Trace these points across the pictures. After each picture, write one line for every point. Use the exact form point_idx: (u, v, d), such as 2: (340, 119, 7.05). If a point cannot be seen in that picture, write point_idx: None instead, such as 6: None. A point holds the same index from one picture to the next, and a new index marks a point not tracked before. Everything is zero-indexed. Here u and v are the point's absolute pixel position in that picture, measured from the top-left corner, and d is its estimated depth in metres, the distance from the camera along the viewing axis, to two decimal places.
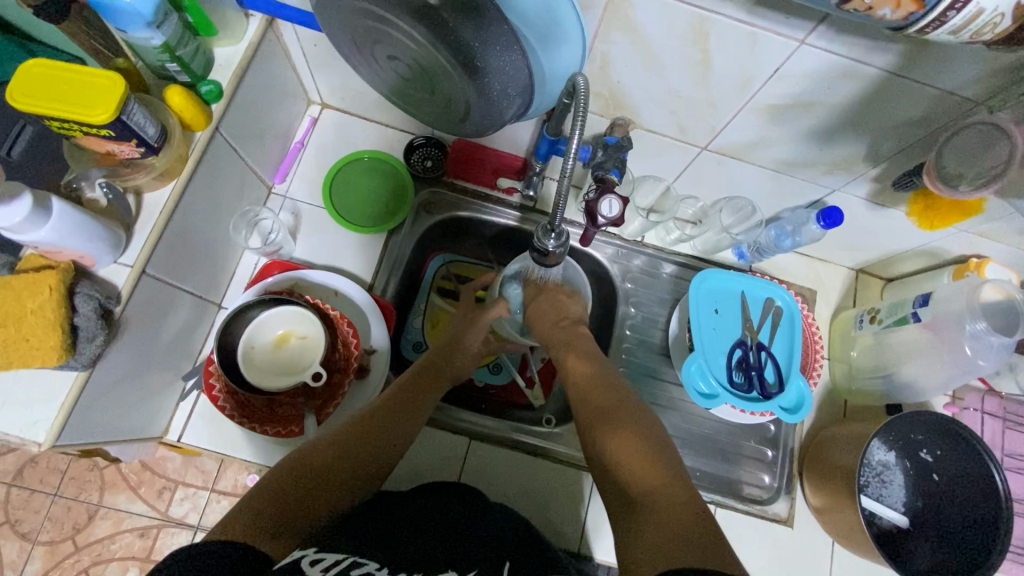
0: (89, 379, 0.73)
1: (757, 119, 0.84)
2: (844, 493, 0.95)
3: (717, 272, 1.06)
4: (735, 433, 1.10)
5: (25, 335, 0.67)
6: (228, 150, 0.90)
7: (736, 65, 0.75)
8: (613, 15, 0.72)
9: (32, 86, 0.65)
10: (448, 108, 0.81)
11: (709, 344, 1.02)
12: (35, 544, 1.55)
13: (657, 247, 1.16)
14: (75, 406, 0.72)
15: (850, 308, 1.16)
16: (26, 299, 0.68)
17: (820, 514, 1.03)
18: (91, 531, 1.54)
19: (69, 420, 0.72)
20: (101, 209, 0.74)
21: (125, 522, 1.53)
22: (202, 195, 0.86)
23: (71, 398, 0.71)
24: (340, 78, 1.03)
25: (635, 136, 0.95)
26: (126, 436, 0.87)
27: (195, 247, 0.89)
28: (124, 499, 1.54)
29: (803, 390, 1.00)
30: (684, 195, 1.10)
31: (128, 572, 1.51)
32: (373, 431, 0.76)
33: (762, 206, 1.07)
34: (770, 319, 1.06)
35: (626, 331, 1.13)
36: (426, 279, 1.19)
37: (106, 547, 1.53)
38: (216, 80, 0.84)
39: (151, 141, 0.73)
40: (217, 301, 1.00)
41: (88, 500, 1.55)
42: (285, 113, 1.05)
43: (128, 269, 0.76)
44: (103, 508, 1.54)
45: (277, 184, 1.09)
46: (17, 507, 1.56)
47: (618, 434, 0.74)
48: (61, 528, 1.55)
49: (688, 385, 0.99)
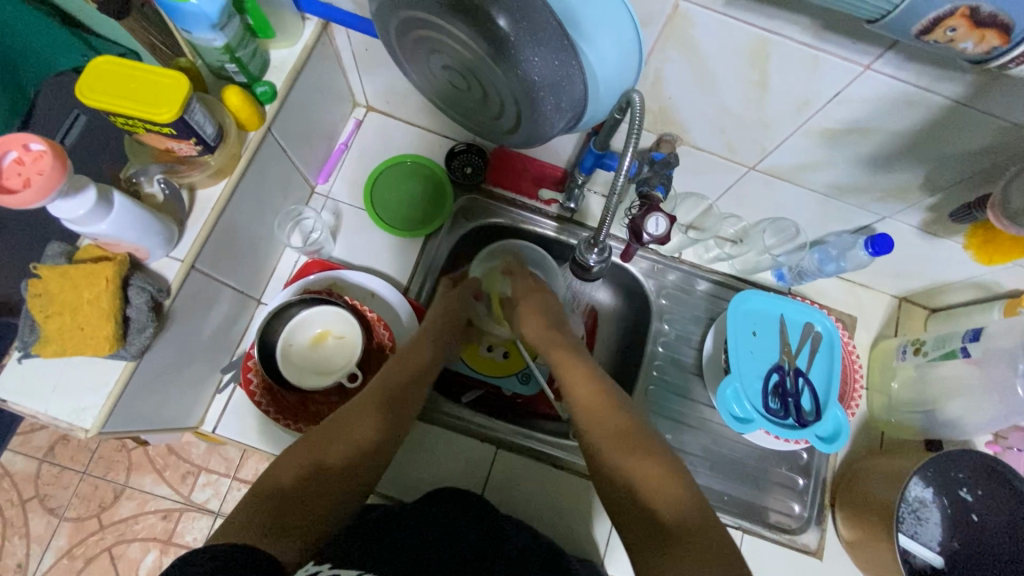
0: (136, 370, 0.75)
1: (810, 142, 0.82)
2: (879, 529, 0.92)
3: (758, 293, 1.04)
4: (766, 458, 1.08)
5: (80, 324, 0.69)
6: (277, 150, 0.92)
7: (794, 88, 0.73)
8: (672, 33, 0.72)
9: (99, 81, 0.67)
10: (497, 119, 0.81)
11: (747, 366, 1.00)
12: (61, 519, 1.58)
13: (693, 263, 1.15)
14: (121, 395, 0.74)
15: (892, 337, 1.13)
16: (83, 286, 0.69)
17: (852, 548, 1.00)
18: (116, 511, 1.57)
19: (116, 408, 0.74)
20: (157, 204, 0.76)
21: (149, 503, 1.57)
22: (250, 193, 0.88)
23: (117, 387, 0.73)
24: (387, 82, 1.04)
25: (681, 153, 0.94)
26: (164, 425, 0.89)
27: (240, 243, 0.90)
28: (150, 480, 1.57)
29: (840, 418, 0.98)
30: (727, 213, 1.08)
31: (149, 553, 1.54)
32: (350, 433, 0.75)
33: (807, 229, 1.05)
34: (809, 344, 1.04)
35: (658, 347, 1.11)
36: None
37: (129, 527, 1.56)
38: (271, 82, 0.86)
39: (208, 140, 0.74)
40: (257, 297, 1.01)
41: (115, 480, 1.59)
42: (332, 114, 1.07)
43: (179, 263, 0.77)
44: (128, 489, 1.58)
45: (320, 184, 1.11)
46: (48, 482, 1.61)
47: (633, 457, 0.72)
48: (88, 506, 1.58)
49: (722, 407, 0.97)
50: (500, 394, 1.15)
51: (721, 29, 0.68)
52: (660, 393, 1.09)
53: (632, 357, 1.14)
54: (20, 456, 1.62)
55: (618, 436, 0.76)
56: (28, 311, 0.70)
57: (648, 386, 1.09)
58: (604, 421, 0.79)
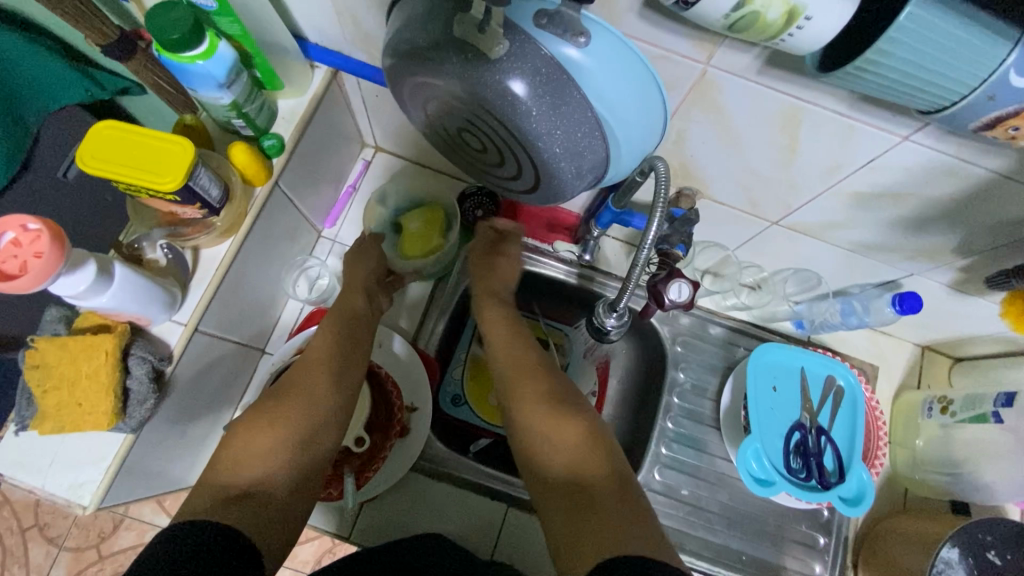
0: (135, 442, 0.72)
1: (838, 202, 0.79)
2: None
3: (777, 346, 1.01)
4: (785, 515, 1.04)
5: (78, 399, 0.66)
6: (283, 201, 0.89)
7: (823, 152, 0.70)
8: (697, 97, 0.68)
9: (101, 149, 0.64)
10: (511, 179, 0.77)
11: (767, 424, 0.97)
12: (61, 549, 1.54)
13: (709, 310, 1.10)
14: (120, 468, 0.71)
15: (914, 388, 1.09)
16: (82, 360, 0.66)
17: None
18: (115, 541, 1.54)
19: (114, 481, 0.71)
20: (160, 270, 0.73)
21: (148, 534, 1.53)
22: (254, 248, 0.85)
23: (117, 462, 0.70)
24: (397, 126, 1.01)
25: (701, 205, 0.91)
26: (165, 486, 0.86)
27: (245, 298, 0.88)
28: (149, 510, 1.54)
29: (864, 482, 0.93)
30: (746, 262, 1.05)
31: None
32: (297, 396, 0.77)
33: (829, 279, 1.02)
34: (831, 400, 1.01)
35: (674, 398, 1.07)
36: (468, 328, 1.15)
37: (129, 557, 1.53)
38: (279, 134, 0.83)
39: (214, 202, 0.71)
40: (262, 347, 0.98)
41: (114, 510, 1.55)
42: (340, 157, 1.04)
43: (182, 327, 0.74)
44: (128, 519, 1.55)
45: (327, 227, 1.08)
46: (46, 511, 1.56)
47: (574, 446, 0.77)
48: (87, 536, 1.55)
49: (743, 468, 0.94)
50: (510, 445, 1.10)
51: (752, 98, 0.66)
52: (675, 446, 1.05)
53: (646, 407, 1.10)
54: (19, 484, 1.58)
55: (567, 430, 0.78)
56: (25, 384, 0.68)
57: (663, 439, 1.05)
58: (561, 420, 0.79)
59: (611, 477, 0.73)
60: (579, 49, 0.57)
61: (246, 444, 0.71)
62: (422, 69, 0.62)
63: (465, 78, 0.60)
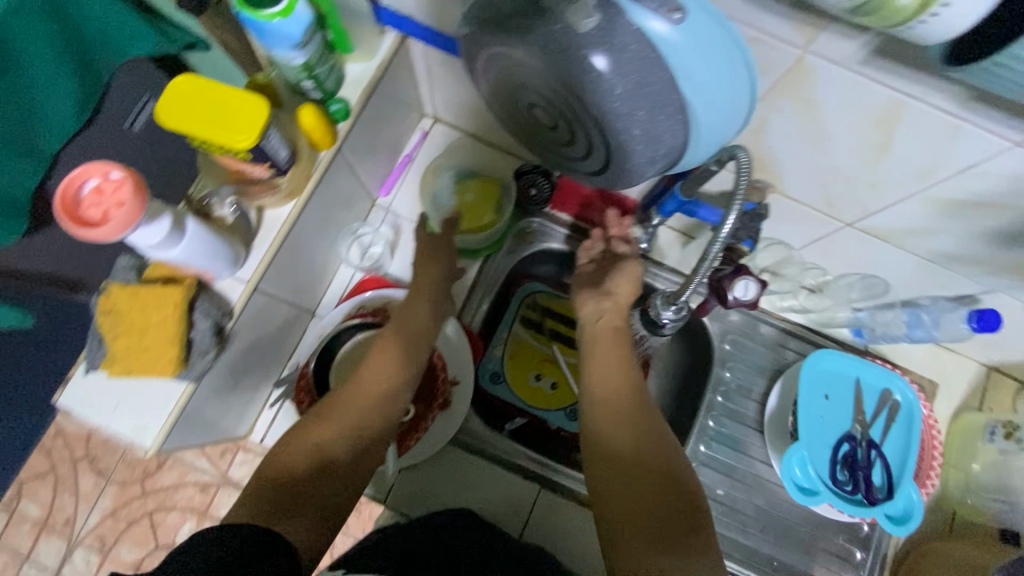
0: (195, 391, 0.74)
1: (925, 209, 0.74)
2: None
3: (834, 353, 0.97)
4: (822, 525, 1.02)
5: (146, 346, 0.69)
6: (343, 166, 0.89)
7: (919, 153, 0.66)
8: (787, 84, 0.64)
9: (179, 103, 0.64)
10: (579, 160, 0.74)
11: (815, 432, 0.95)
12: (108, 481, 1.60)
13: (763, 309, 1.07)
14: (180, 415, 0.74)
15: (975, 410, 1.04)
16: (152, 309, 0.69)
17: None
18: (158, 479, 1.59)
19: (174, 426, 0.74)
20: (227, 227, 0.73)
21: (189, 475, 1.57)
22: (314, 211, 0.85)
23: (178, 409, 0.73)
24: (459, 97, 1.00)
25: (770, 200, 0.87)
26: (216, 435, 0.89)
27: (301, 260, 0.89)
28: (191, 453, 1.61)
29: (912, 500, 0.91)
30: (810, 263, 1.00)
31: (185, 523, 1.56)
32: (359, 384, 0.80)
33: (897, 288, 0.97)
34: (885, 414, 0.97)
35: (717, 396, 1.05)
36: (512, 308, 1.14)
37: (170, 495, 1.57)
38: (345, 98, 0.82)
39: (281, 164, 0.71)
40: (312, 309, 1.00)
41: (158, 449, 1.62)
42: (399, 125, 1.03)
43: (243, 285, 0.76)
44: (171, 459, 1.61)
45: (382, 196, 1.08)
46: (97, 444, 1.62)
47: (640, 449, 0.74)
48: (132, 471, 1.60)
49: (786, 474, 0.92)
50: (545, 427, 1.10)
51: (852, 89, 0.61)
52: (714, 444, 1.03)
53: (687, 402, 1.08)
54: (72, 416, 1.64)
55: (635, 435, 0.75)
56: (97, 327, 0.70)
57: (702, 436, 1.03)
58: (628, 435, 0.75)
59: (675, 505, 0.68)
60: (672, 25, 0.54)
61: (314, 439, 0.73)
62: (501, 39, 0.60)
63: (547, 51, 0.57)
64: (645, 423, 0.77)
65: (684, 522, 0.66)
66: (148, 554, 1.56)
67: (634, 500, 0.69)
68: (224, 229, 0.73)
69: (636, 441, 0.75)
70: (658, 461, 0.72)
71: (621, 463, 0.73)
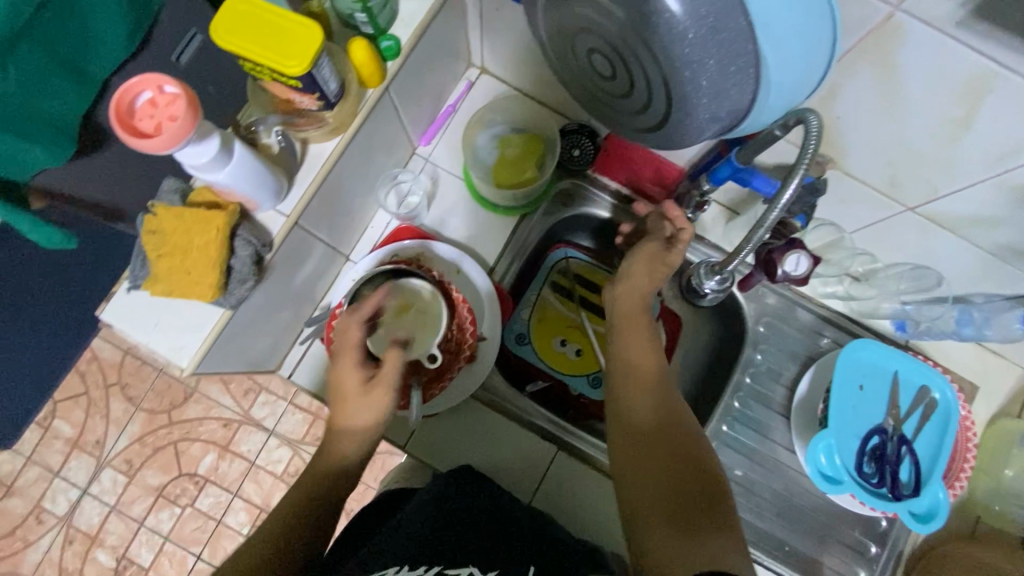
0: (231, 318, 0.75)
1: (998, 196, 0.70)
2: None
3: (872, 344, 0.94)
4: (839, 516, 1.00)
5: (188, 268, 0.69)
6: (389, 108, 0.87)
7: (1004, 133, 0.61)
8: (870, 46, 0.60)
9: (234, 23, 0.63)
10: (633, 116, 0.71)
11: (846, 422, 0.93)
12: (137, 408, 1.67)
13: (802, 294, 1.03)
14: (216, 340, 0.75)
15: (1014, 417, 1.00)
16: (195, 232, 0.69)
17: None
18: (185, 410, 1.66)
19: (210, 350, 0.75)
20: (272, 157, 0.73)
21: (213, 410, 1.66)
22: (357, 151, 0.84)
23: (212, 334, 0.74)
24: (510, 47, 0.96)
25: (829, 177, 0.82)
26: (248, 365, 0.91)
27: (340, 201, 0.89)
28: (216, 389, 1.67)
29: (939, 499, 0.88)
30: (861, 249, 0.95)
31: (207, 455, 1.64)
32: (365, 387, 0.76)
33: (950, 283, 0.92)
34: (921, 411, 0.94)
35: (745, 377, 1.03)
36: (543, 271, 1.12)
37: (195, 427, 1.65)
38: (397, 36, 0.80)
39: (330, 96, 0.70)
40: (346, 253, 1.01)
41: (186, 383, 1.68)
42: (446, 73, 1.00)
43: (284, 218, 0.76)
44: (197, 393, 1.67)
45: (423, 145, 1.06)
46: (129, 373, 1.69)
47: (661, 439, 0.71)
48: (160, 401, 1.67)
49: (810, 461, 0.92)
50: (565, 393, 1.10)
51: (939, 56, 0.57)
52: (736, 425, 1.02)
53: (712, 381, 1.06)
54: (107, 344, 1.70)
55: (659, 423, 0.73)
56: (142, 246, 0.71)
57: (725, 416, 1.02)
58: (642, 423, 0.74)
59: (691, 484, 0.66)
60: None
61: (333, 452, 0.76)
62: None
63: None
64: (661, 404, 0.75)
65: (700, 500, 0.65)
66: (171, 481, 1.63)
67: (653, 485, 0.67)
68: (273, 160, 0.73)
69: (653, 425, 0.73)
70: (674, 441, 0.71)
71: (641, 451, 0.71)
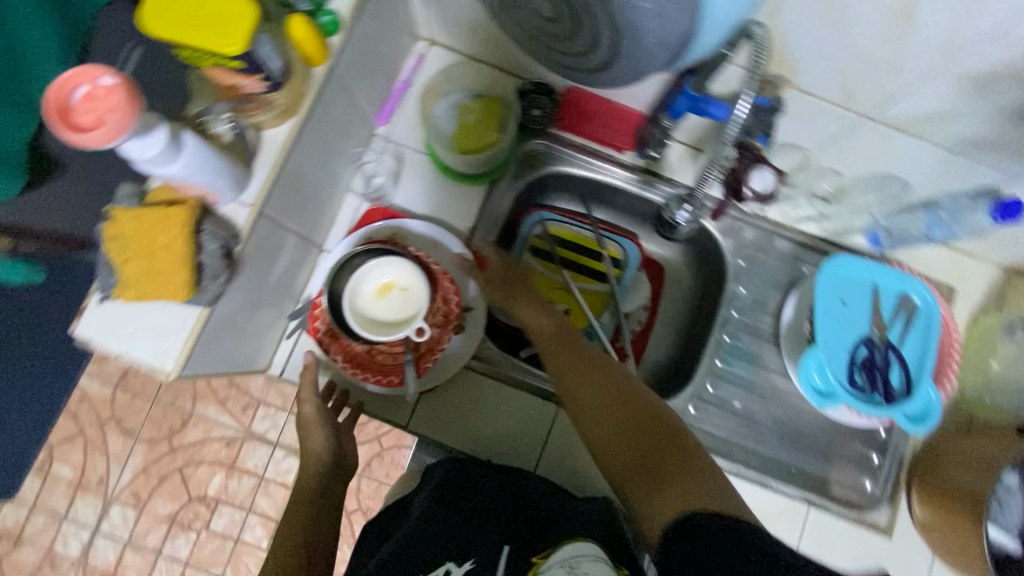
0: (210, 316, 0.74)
1: (949, 87, 0.71)
2: (964, 514, 0.86)
3: (851, 258, 0.95)
4: (838, 432, 1.03)
5: (156, 268, 0.68)
6: (340, 88, 0.86)
7: (945, 20, 0.62)
8: None
9: (164, 8, 0.62)
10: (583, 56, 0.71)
11: (832, 336, 0.95)
12: (136, 440, 1.65)
13: (778, 223, 1.04)
14: (197, 340, 0.74)
15: (993, 312, 1.02)
16: (159, 231, 0.68)
17: (925, 530, 0.94)
18: (185, 435, 1.64)
19: (193, 352, 0.74)
20: (225, 146, 0.71)
21: (213, 431, 1.64)
22: (314, 134, 0.83)
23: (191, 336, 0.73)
24: (455, 12, 0.95)
25: (786, 96, 0.83)
26: (237, 366, 0.90)
27: (305, 188, 0.87)
28: (213, 410, 1.65)
29: (931, 398, 0.89)
30: (828, 167, 0.96)
31: (214, 476, 1.62)
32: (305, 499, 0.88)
33: (916, 188, 0.94)
34: (904, 317, 0.96)
35: (731, 312, 1.04)
36: (521, 238, 1.10)
37: (198, 450, 1.63)
38: (336, 10, 0.78)
39: (275, 76, 0.70)
40: (319, 243, 1.00)
41: (182, 408, 1.65)
42: (394, 48, 0.99)
43: (248, 208, 0.75)
44: (195, 416, 1.65)
45: (381, 125, 1.05)
46: (122, 406, 1.66)
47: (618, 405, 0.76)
48: (159, 429, 1.65)
49: (803, 378, 0.94)
50: None
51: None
52: (728, 359, 1.03)
53: (700, 320, 1.08)
54: (96, 381, 1.67)
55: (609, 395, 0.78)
56: (107, 254, 0.70)
57: (716, 351, 1.03)
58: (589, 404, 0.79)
59: (648, 427, 0.72)
60: None
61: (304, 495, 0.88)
62: None
63: None
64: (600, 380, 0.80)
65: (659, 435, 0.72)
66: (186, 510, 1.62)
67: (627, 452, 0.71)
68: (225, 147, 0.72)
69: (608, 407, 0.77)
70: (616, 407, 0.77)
71: (606, 427, 0.75)
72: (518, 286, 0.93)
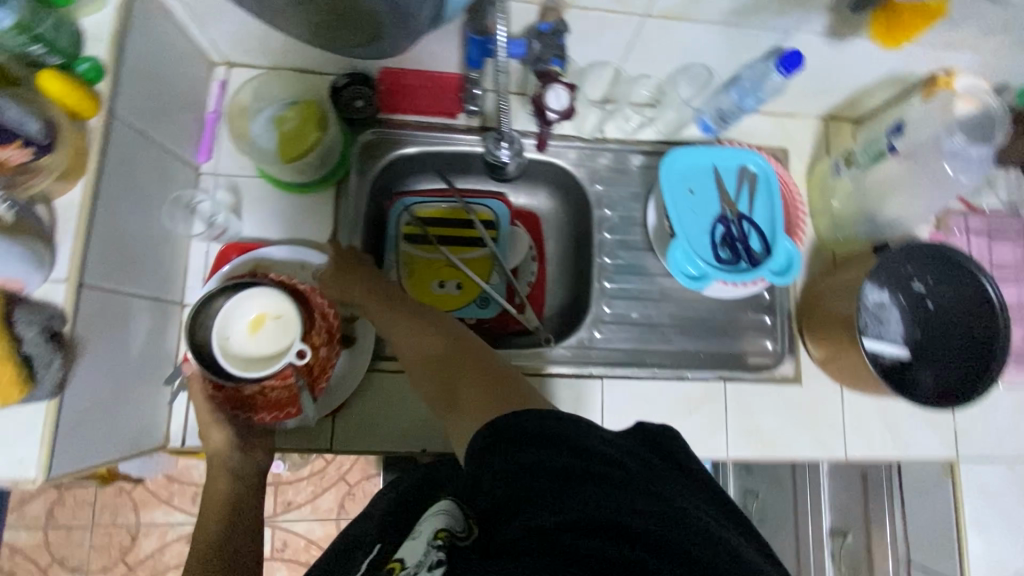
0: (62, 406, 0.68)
1: None
2: (847, 339, 0.94)
3: (686, 149, 1.02)
4: (732, 307, 1.10)
5: None
6: (137, 135, 0.81)
7: None
8: None
9: None
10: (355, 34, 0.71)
11: (690, 227, 1.01)
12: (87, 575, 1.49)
13: (619, 139, 1.10)
14: (57, 436, 0.68)
15: (824, 157, 1.12)
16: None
17: (826, 364, 1.03)
18: (139, 550, 1.51)
19: (57, 449, 0.69)
20: (9, 225, 0.66)
21: (169, 532, 1.52)
22: (121, 189, 0.78)
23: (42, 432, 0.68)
24: (238, 28, 0.92)
25: (569, 17, 0.87)
26: (129, 449, 0.84)
27: (133, 248, 0.82)
28: (161, 512, 1.52)
29: (791, 250, 0.97)
30: (636, 74, 1.03)
31: None
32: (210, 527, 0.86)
33: (718, 69, 1.01)
34: (748, 188, 1.04)
35: (605, 233, 1.09)
36: (390, 228, 1.11)
37: (158, 560, 1.51)
38: (92, 55, 0.74)
39: (40, 137, 0.67)
40: (176, 299, 0.95)
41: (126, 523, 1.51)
42: (188, 81, 0.95)
43: (63, 284, 0.70)
44: (143, 526, 1.52)
45: (204, 162, 1.01)
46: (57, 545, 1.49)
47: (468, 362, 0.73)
48: (109, 554, 1.50)
49: (676, 272, 0.98)
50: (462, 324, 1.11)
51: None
52: (617, 277, 1.08)
53: (581, 250, 1.12)
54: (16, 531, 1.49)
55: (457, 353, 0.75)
56: None
57: (603, 272, 1.08)
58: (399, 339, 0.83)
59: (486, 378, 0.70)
60: None
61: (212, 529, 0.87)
62: None
63: None
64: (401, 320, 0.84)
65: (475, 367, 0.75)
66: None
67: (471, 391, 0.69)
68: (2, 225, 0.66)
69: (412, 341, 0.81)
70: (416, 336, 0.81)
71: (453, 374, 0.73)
72: (351, 274, 0.91)
